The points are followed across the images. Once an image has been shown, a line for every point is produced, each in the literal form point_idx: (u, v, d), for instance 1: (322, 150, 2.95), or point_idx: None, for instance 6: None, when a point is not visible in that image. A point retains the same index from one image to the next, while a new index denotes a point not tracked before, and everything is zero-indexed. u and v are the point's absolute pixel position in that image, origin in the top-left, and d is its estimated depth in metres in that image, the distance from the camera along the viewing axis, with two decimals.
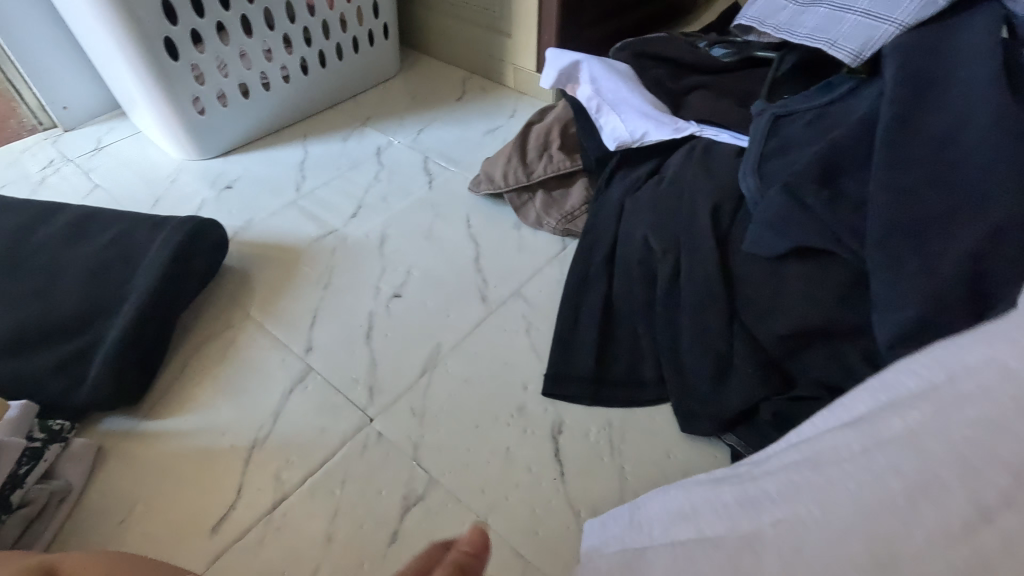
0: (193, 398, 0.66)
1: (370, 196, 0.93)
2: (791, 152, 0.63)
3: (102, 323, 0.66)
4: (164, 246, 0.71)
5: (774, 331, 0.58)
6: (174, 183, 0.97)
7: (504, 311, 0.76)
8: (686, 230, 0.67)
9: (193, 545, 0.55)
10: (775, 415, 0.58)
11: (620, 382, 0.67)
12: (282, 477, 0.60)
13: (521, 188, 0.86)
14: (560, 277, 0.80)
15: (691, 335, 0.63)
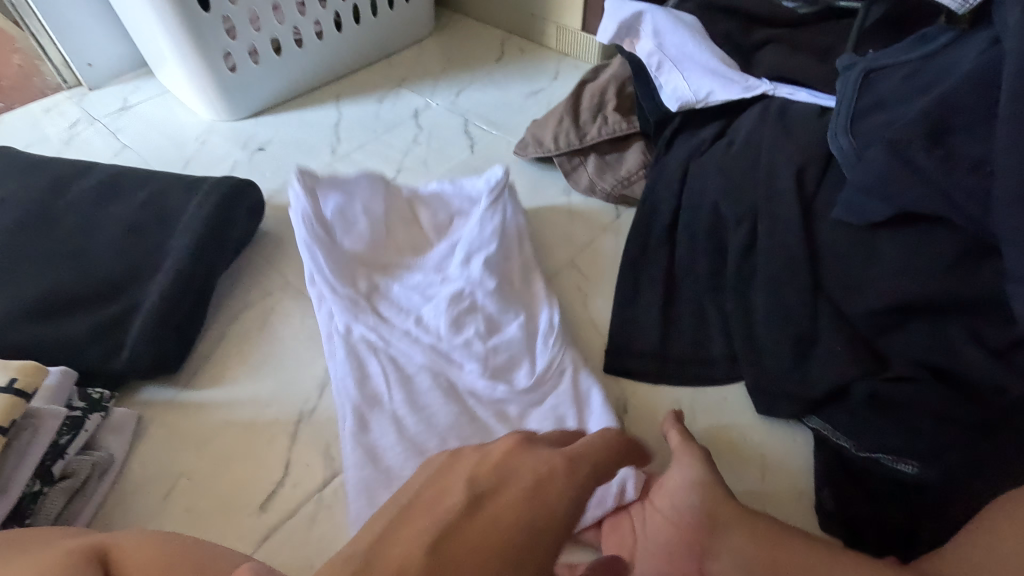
0: (232, 370, 0.62)
1: (410, 160, 0.89)
2: (887, 110, 0.56)
3: (139, 288, 0.63)
4: (200, 208, 0.67)
5: (865, 306, 0.53)
6: (204, 145, 0.92)
7: (558, 283, 0.71)
8: (765, 196, 0.61)
9: (239, 524, 0.51)
10: (872, 397, 0.51)
11: (688, 360, 0.63)
12: (331, 451, 0.56)
13: (573, 152, 0.81)
14: (617, 247, 0.75)
15: (770, 310, 0.58)
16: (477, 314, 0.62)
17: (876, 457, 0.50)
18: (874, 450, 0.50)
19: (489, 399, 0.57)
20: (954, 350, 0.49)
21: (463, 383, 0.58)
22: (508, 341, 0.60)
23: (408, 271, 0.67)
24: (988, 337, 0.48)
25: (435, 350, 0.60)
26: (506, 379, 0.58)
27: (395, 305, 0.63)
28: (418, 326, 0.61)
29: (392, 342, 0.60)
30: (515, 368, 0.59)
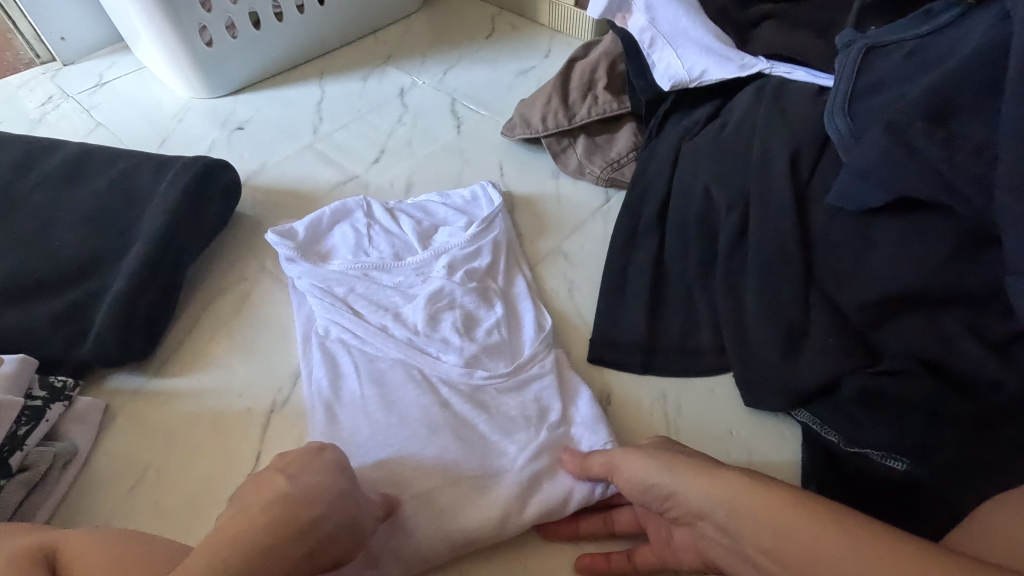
0: (204, 358, 0.60)
1: (393, 140, 0.85)
2: (888, 89, 0.54)
3: (106, 273, 0.60)
4: (169, 190, 0.64)
5: (858, 297, 0.51)
6: (181, 124, 0.89)
7: (544, 270, 0.69)
8: (758, 181, 0.58)
9: (206, 519, 0.50)
10: (863, 392, 0.49)
11: (674, 350, 0.61)
12: (304, 444, 0.54)
13: (561, 133, 0.78)
14: (604, 233, 0.72)
15: (759, 300, 0.56)
16: (453, 309, 0.60)
17: (865, 453, 0.48)
18: (864, 446, 0.48)
19: (458, 396, 0.55)
20: (951, 344, 0.47)
21: (442, 376, 0.55)
22: (487, 336, 0.58)
23: (383, 268, 0.63)
24: (986, 330, 0.46)
25: (409, 348, 0.57)
26: (476, 370, 0.55)
27: (372, 301, 0.61)
28: (397, 323, 0.59)
29: (367, 341, 0.58)
30: (491, 360, 0.57)
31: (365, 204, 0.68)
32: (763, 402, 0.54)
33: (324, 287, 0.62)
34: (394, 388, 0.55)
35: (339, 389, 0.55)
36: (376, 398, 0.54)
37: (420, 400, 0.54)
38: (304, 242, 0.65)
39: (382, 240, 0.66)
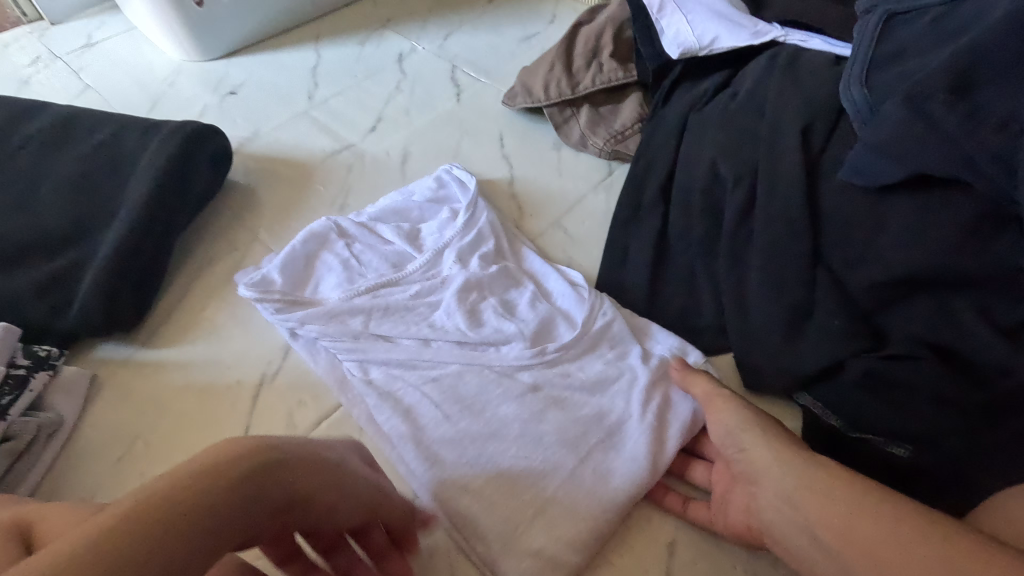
0: (193, 329, 0.59)
1: (391, 107, 0.83)
2: (909, 58, 0.51)
3: (92, 241, 0.59)
4: (157, 155, 0.62)
5: (867, 279, 0.49)
6: (172, 87, 0.86)
7: (543, 245, 0.67)
8: (766, 154, 0.56)
9: None
10: (866, 376, 0.47)
11: (674, 329, 0.59)
12: (294, 417, 0.53)
13: (564, 103, 0.75)
14: (606, 207, 0.70)
15: (763, 279, 0.54)
16: (485, 297, 0.56)
17: (868, 439, 0.47)
18: (866, 432, 0.47)
19: (534, 381, 0.51)
20: (961, 326, 0.45)
21: (507, 365, 0.51)
22: (528, 313, 0.55)
23: (391, 283, 0.57)
24: (998, 315, 0.45)
25: (440, 352, 0.52)
26: (545, 348, 0.52)
27: (384, 318, 0.55)
28: (432, 330, 0.54)
29: (389, 364, 0.52)
30: (549, 338, 0.54)
31: (334, 222, 0.61)
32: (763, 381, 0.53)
33: (327, 315, 0.54)
34: (448, 379, 0.51)
35: (378, 409, 0.50)
36: (415, 424, 0.49)
37: (474, 397, 0.50)
38: (284, 283, 0.58)
39: (370, 257, 0.59)
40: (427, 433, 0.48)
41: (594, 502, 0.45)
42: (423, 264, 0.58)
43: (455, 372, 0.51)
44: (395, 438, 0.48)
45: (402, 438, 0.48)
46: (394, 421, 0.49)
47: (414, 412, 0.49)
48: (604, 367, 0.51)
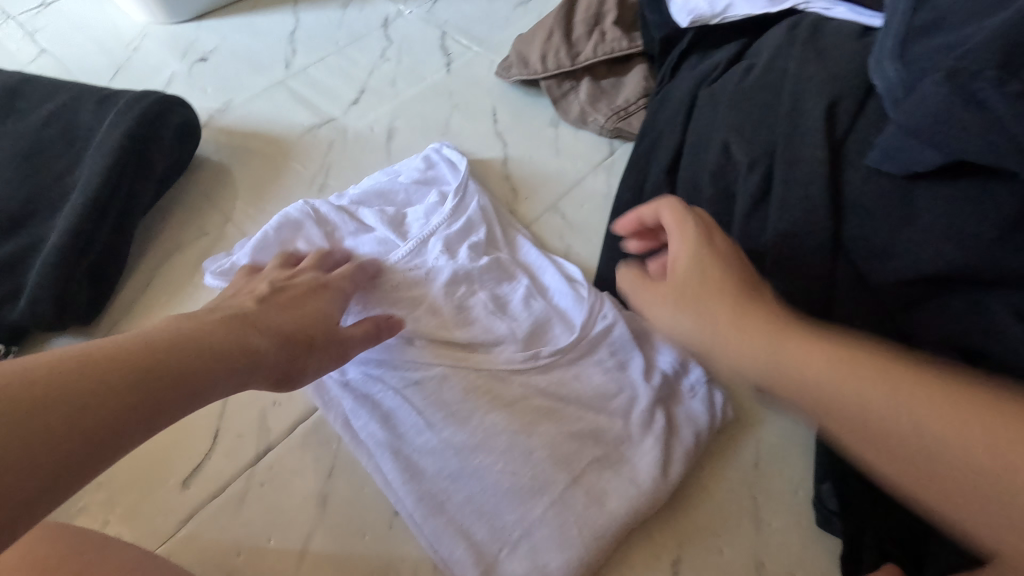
0: (157, 322, 0.54)
1: (376, 77, 0.76)
2: (954, 25, 0.44)
3: (42, 225, 0.54)
4: (113, 129, 0.56)
5: (892, 275, 0.45)
6: (138, 52, 0.79)
7: (540, 230, 0.62)
8: (785, 135, 0.51)
9: (158, 500, 0.45)
10: None
11: None
12: (268, 420, 0.49)
13: (563, 75, 0.69)
14: (608, 190, 0.65)
15: (777, 272, 0.50)
16: (475, 291, 0.51)
17: None
18: None
19: (526, 387, 0.47)
20: (993, 333, 0.41)
21: (496, 369, 0.47)
22: (523, 312, 0.51)
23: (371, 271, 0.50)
24: None
25: (426, 352, 0.48)
26: (539, 351, 0.48)
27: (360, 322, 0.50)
28: (414, 325, 0.49)
29: (371, 364, 0.48)
30: (544, 341, 0.50)
31: (310, 207, 0.55)
32: None
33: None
34: (431, 383, 0.46)
35: (355, 412, 0.46)
36: (395, 430, 0.45)
37: (459, 404, 0.46)
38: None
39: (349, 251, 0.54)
40: (407, 441, 0.45)
41: (587, 523, 0.42)
42: (405, 253, 0.52)
43: (440, 375, 0.47)
44: (373, 447, 0.45)
45: (380, 445, 0.45)
46: (372, 428, 0.46)
47: (393, 418, 0.46)
48: (605, 376, 0.48)
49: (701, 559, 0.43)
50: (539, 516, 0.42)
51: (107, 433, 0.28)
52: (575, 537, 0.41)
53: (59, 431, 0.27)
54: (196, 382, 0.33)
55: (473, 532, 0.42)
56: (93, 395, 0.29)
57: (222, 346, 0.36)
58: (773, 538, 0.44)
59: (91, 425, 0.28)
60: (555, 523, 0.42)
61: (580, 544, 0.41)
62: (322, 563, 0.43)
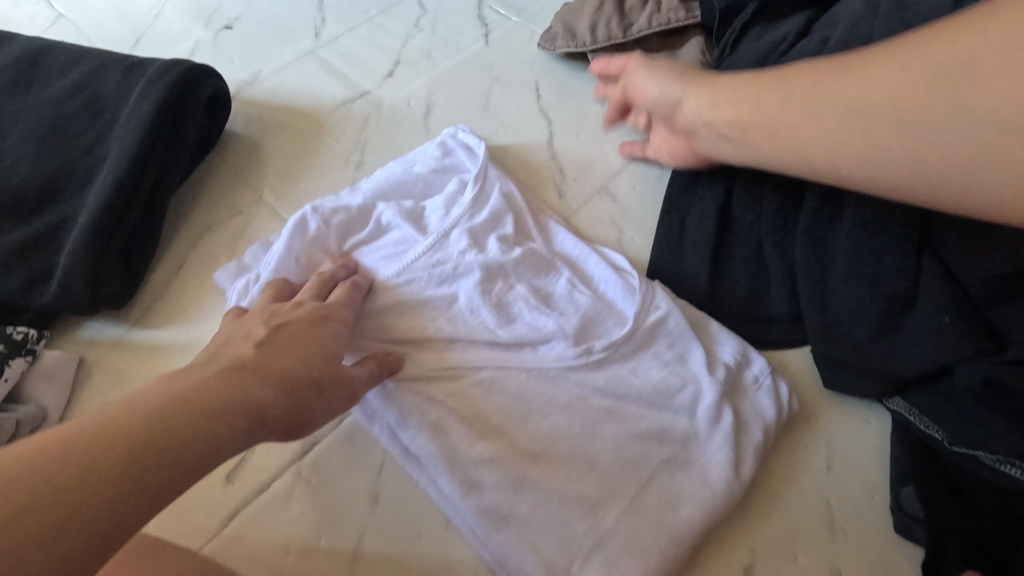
0: (191, 305, 0.52)
1: (410, 48, 0.72)
2: None
3: (71, 203, 0.50)
4: (142, 101, 0.53)
5: (988, 268, 0.42)
6: (159, 19, 0.75)
7: (589, 213, 0.59)
8: None
9: (201, 495, 0.43)
10: (986, 385, 0.40)
11: (741, 317, 0.52)
12: None
13: (612, 47, 0.65)
14: (660, 171, 0.61)
15: (854, 263, 0.46)
16: (511, 287, 0.47)
17: (975, 454, 0.41)
18: (976, 447, 0.41)
19: (581, 387, 0.44)
20: None
21: (545, 367, 0.44)
22: (569, 304, 0.47)
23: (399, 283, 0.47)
24: None
25: (469, 355, 0.45)
26: (591, 347, 0.44)
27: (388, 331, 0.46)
28: (451, 327, 0.46)
29: (413, 377, 0.44)
30: (595, 334, 0.46)
31: (321, 216, 0.49)
32: (849, 388, 0.47)
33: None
34: (479, 388, 0.44)
35: (402, 425, 0.43)
36: (447, 441, 0.42)
37: (510, 410, 0.43)
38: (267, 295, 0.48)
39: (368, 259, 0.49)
40: (462, 451, 0.42)
41: (661, 532, 0.40)
42: (425, 249, 0.48)
43: (490, 378, 0.44)
44: (424, 460, 0.42)
45: (433, 458, 0.42)
46: (421, 441, 0.42)
47: (443, 427, 0.42)
48: (665, 371, 0.44)
49: (774, 567, 0.41)
50: (610, 527, 0.40)
51: (111, 524, 0.25)
52: (651, 546, 0.39)
53: (49, 529, 0.24)
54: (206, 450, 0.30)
55: (541, 545, 0.39)
56: (94, 484, 0.26)
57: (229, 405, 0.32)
58: (850, 545, 0.42)
59: (83, 512, 0.25)
60: (627, 534, 0.40)
61: (656, 555, 0.39)
62: (375, 565, 0.40)
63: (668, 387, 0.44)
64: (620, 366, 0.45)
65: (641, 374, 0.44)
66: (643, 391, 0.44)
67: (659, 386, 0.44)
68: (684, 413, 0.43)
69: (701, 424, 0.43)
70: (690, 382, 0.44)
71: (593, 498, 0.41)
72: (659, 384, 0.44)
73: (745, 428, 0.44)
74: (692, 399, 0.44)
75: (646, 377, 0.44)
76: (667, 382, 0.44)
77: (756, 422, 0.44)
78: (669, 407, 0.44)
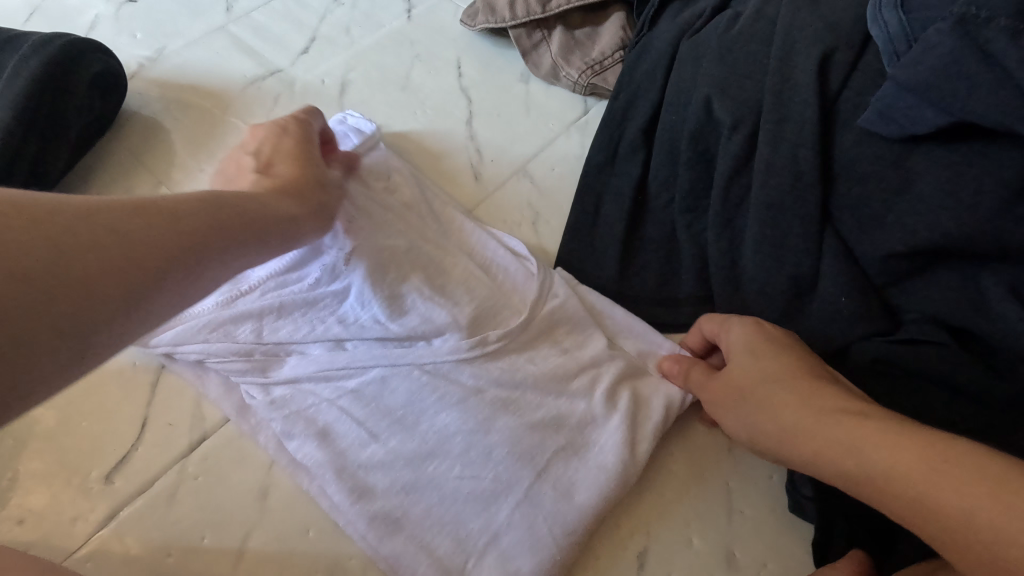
0: None
1: (328, 23, 0.69)
2: None
3: None
4: (15, 78, 0.49)
5: (883, 248, 0.42)
6: None
7: (504, 195, 0.57)
8: (772, 92, 0.46)
9: (76, 497, 0.41)
10: (875, 363, 0.41)
11: (651, 300, 0.51)
12: (203, 407, 0.44)
13: (532, 24, 0.63)
14: (580, 152, 0.60)
15: (758, 245, 0.46)
16: (405, 276, 0.47)
17: None
18: None
19: (477, 379, 0.43)
20: (987, 309, 0.38)
21: (440, 363, 0.43)
22: (462, 291, 0.46)
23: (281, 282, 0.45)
24: None
25: (358, 355, 0.44)
26: (487, 337, 0.44)
27: (264, 328, 0.44)
28: (342, 328, 0.45)
29: (298, 380, 0.43)
30: (492, 323, 0.46)
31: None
32: None
33: (178, 329, 0.44)
34: (371, 386, 0.43)
35: (287, 435, 0.42)
36: (334, 447, 0.41)
37: (406, 408, 0.42)
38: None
39: None
40: (351, 458, 0.41)
41: (555, 521, 0.39)
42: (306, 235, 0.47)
43: (380, 377, 0.43)
44: (312, 469, 0.41)
45: (322, 466, 0.40)
46: (308, 449, 0.41)
47: (331, 433, 0.42)
48: (562, 359, 0.44)
49: (668, 552, 0.41)
50: (506, 520, 0.39)
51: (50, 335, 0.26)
52: (545, 536, 0.38)
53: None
54: (195, 245, 0.31)
55: (436, 546, 0.38)
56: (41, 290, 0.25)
57: (209, 213, 0.33)
58: (745, 528, 0.42)
59: (28, 328, 0.25)
60: (523, 524, 0.39)
61: (551, 545, 0.38)
62: (261, 562, 0.39)
63: (567, 374, 0.44)
64: (520, 355, 0.44)
65: (539, 362, 0.44)
66: (542, 378, 0.43)
67: (555, 372, 0.44)
68: (584, 401, 0.43)
69: (599, 411, 0.43)
70: (589, 369, 0.44)
71: (488, 492, 0.39)
72: (559, 371, 0.44)
73: (646, 413, 0.43)
74: (591, 385, 0.44)
75: (544, 366, 0.44)
76: (565, 369, 0.44)
77: (659, 403, 0.44)
78: (567, 393, 0.43)
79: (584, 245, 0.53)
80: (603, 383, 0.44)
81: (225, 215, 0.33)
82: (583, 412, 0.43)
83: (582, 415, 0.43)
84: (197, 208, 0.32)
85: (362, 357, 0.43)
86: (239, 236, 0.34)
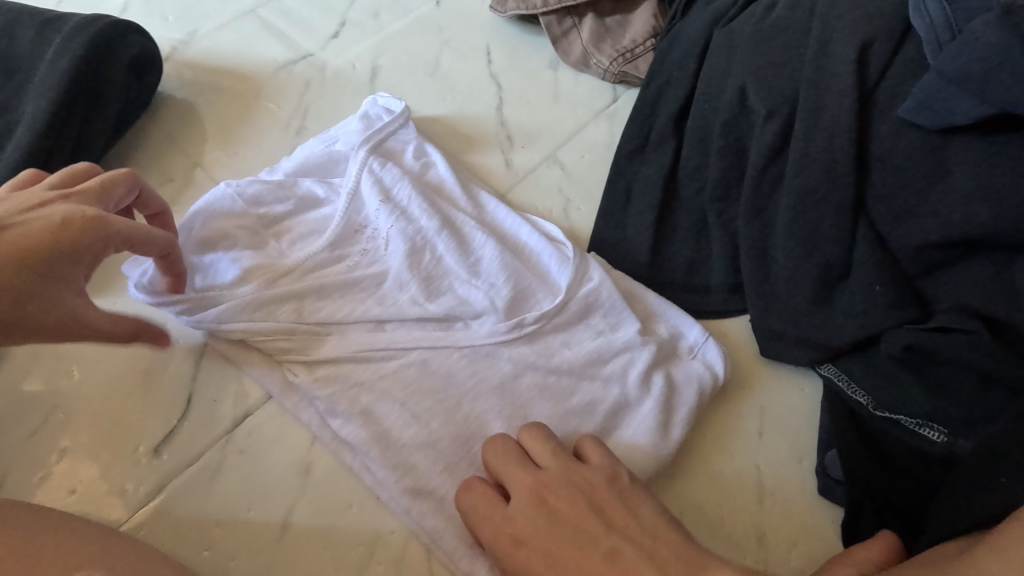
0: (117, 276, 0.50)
1: (357, 7, 0.69)
2: None
3: None
4: (58, 59, 0.50)
5: (918, 237, 0.42)
6: None
7: (534, 181, 0.58)
8: (809, 81, 0.47)
9: (125, 469, 0.42)
10: (907, 351, 0.41)
11: (681, 288, 0.51)
12: (245, 385, 0.46)
13: (564, 10, 0.63)
14: (609, 139, 0.60)
15: (791, 233, 0.46)
16: (440, 259, 0.47)
17: (897, 419, 0.42)
18: (897, 411, 0.42)
19: (516, 363, 0.44)
20: (1020, 297, 0.39)
21: (478, 344, 0.44)
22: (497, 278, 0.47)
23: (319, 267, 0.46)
24: None
25: (399, 335, 0.45)
26: (523, 320, 0.45)
27: (302, 309, 0.45)
28: (381, 308, 0.46)
29: (338, 360, 0.44)
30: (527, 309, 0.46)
31: (237, 190, 0.47)
32: (785, 357, 0.47)
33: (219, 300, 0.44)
34: (412, 366, 0.44)
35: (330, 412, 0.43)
36: (375, 425, 0.42)
37: (445, 388, 0.43)
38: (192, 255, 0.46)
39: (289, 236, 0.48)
40: (394, 436, 0.42)
41: None
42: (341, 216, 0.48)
43: (421, 357, 0.44)
44: (356, 447, 0.42)
45: (363, 442, 0.42)
46: (352, 428, 0.42)
47: (374, 413, 0.42)
48: (598, 343, 0.45)
49: (699, 532, 0.42)
50: None
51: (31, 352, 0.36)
52: None
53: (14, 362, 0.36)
54: (48, 252, 0.37)
55: None
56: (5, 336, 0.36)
57: (29, 268, 0.37)
58: (775, 510, 0.43)
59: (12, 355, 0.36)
60: None
61: None
62: (305, 536, 0.40)
63: (602, 357, 0.45)
64: (556, 339, 0.45)
65: (574, 346, 0.45)
66: (578, 361, 0.44)
67: (590, 355, 0.45)
68: (619, 385, 0.44)
69: (634, 395, 0.44)
70: (622, 353, 0.45)
71: None
72: (593, 355, 0.45)
73: (679, 397, 0.44)
74: (625, 369, 0.45)
75: (580, 350, 0.45)
76: (599, 352, 0.45)
77: (691, 388, 0.45)
78: (603, 377, 0.44)
79: (615, 233, 0.53)
80: (637, 368, 0.45)
81: (46, 263, 0.37)
82: (619, 394, 0.44)
83: (618, 398, 0.44)
84: (19, 264, 0.36)
85: (402, 338, 0.45)
86: (64, 286, 0.38)
